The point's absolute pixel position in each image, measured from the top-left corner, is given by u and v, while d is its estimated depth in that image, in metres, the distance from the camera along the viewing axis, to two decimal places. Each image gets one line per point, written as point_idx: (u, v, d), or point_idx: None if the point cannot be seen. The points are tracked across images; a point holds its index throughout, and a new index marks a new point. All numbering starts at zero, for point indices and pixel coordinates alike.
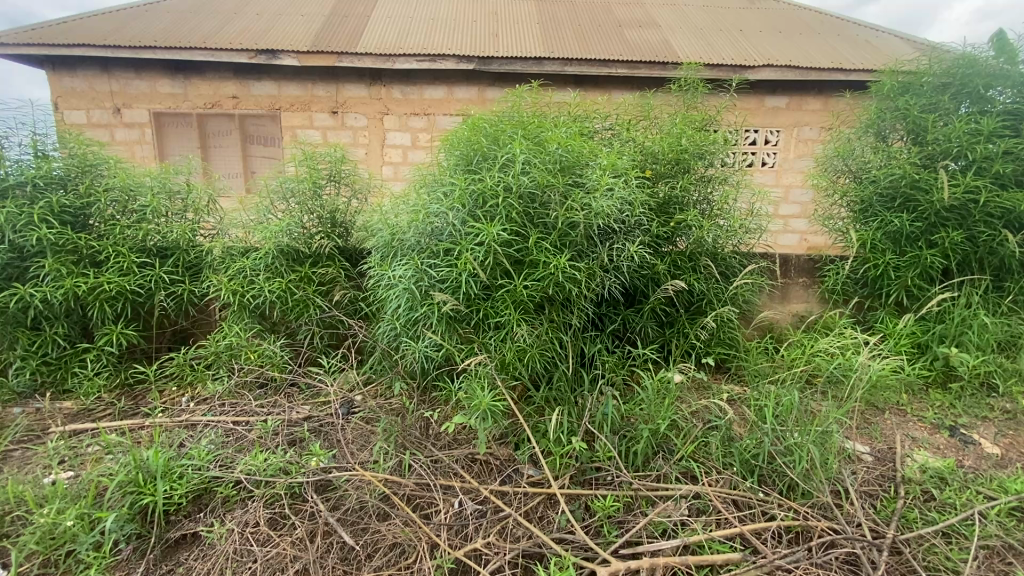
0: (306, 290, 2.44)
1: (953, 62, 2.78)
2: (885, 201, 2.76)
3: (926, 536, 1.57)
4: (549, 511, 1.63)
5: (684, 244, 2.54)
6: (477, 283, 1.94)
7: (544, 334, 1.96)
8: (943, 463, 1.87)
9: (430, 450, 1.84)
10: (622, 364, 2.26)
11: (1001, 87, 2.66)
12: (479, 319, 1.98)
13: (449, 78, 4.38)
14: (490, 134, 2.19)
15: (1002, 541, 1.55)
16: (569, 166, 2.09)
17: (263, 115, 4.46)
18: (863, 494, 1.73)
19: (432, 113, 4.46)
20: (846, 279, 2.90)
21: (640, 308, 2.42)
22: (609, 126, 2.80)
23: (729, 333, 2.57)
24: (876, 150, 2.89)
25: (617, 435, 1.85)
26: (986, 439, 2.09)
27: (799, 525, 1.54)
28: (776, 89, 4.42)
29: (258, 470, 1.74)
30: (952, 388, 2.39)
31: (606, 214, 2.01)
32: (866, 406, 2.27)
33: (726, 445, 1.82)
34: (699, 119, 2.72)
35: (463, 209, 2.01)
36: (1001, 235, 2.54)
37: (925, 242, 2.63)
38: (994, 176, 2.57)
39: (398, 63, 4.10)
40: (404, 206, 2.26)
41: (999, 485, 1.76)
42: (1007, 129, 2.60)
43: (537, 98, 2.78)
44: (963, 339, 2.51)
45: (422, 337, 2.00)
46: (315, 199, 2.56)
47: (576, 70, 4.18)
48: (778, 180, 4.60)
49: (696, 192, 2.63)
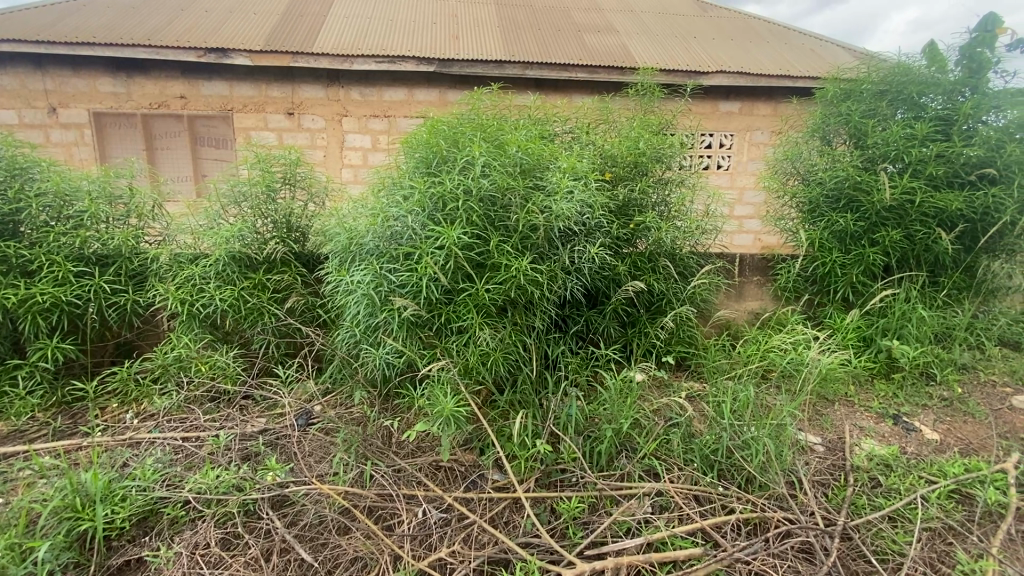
0: (260, 297, 2.35)
1: (889, 70, 2.95)
2: (831, 202, 2.91)
3: (873, 521, 1.64)
4: (515, 515, 1.62)
5: (644, 245, 2.58)
6: (439, 287, 1.90)
7: (508, 337, 1.94)
8: (887, 450, 1.97)
9: (392, 459, 1.80)
10: (585, 364, 2.29)
11: (933, 94, 2.83)
12: (441, 324, 1.94)
13: (409, 80, 4.33)
14: (449, 137, 2.15)
15: (943, 522, 1.65)
16: (529, 168, 2.10)
17: (214, 115, 4.28)
18: (816, 483, 1.80)
19: (392, 115, 4.39)
20: (797, 277, 3.02)
21: (603, 308, 2.45)
22: (569, 129, 2.81)
23: (687, 332, 2.64)
24: (822, 153, 3.04)
25: (581, 436, 1.87)
26: (926, 426, 2.22)
27: (757, 517, 1.58)
28: (729, 94, 4.57)
29: (209, 487, 1.66)
30: (896, 378, 2.52)
31: (567, 216, 2.02)
32: (817, 399, 2.35)
33: (687, 441, 1.87)
34: (656, 123, 2.78)
35: (423, 212, 1.96)
36: (936, 233, 2.69)
37: (868, 241, 2.78)
38: (928, 178, 2.72)
39: (356, 64, 4.02)
40: (362, 209, 2.21)
41: (939, 469, 1.87)
42: (939, 134, 2.77)
43: (497, 101, 2.77)
44: (904, 332, 2.65)
45: (383, 344, 1.95)
46: (269, 203, 2.47)
47: (536, 74, 4.22)
48: (732, 182, 4.76)
49: (655, 194, 2.68)
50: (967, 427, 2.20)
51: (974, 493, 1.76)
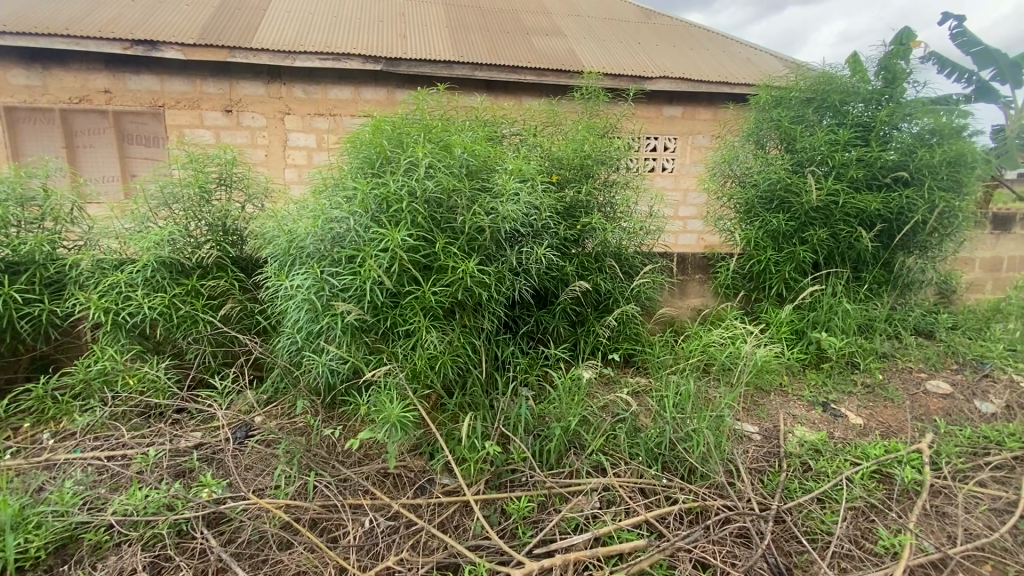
0: (193, 305, 2.22)
1: (815, 79, 3.15)
2: (765, 202, 3.07)
3: (804, 504, 1.75)
4: (465, 518, 1.61)
5: (591, 245, 2.63)
6: (383, 290, 1.85)
7: (456, 339, 1.92)
8: (817, 436, 2.10)
9: (337, 469, 1.75)
10: (535, 364, 2.32)
11: (853, 102, 3.05)
12: (387, 328, 1.90)
13: (355, 79, 4.23)
14: (393, 137, 2.11)
15: (865, 501, 1.77)
16: (475, 170, 2.08)
17: (143, 112, 4.02)
18: (753, 471, 1.89)
19: (338, 114, 4.27)
20: (735, 274, 3.17)
21: (552, 308, 2.48)
22: (517, 131, 2.82)
23: (634, 329, 2.72)
24: (757, 157, 3.21)
25: (531, 435, 1.88)
26: (851, 411, 2.38)
27: (698, 506, 1.65)
28: (672, 99, 4.74)
29: (136, 508, 1.55)
30: (825, 367, 2.69)
31: (513, 218, 2.02)
32: (755, 390, 2.48)
33: (633, 436, 1.92)
34: (601, 127, 2.85)
35: (367, 214, 1.91)
36: (857, 232, 2.90)
37: (799, 239, 2.95)
38: (850, 180, 2.92)
39: (299, 61, 3.88)
40: (303, 212, 2.13)
41: (863, 451, 2.01)
42: (859, 140, 2.98)
43: (443, 101, 2.74)
44: (830, 324, 2.84)
45: (326, 350, 1.89)
46: (202, 205, 2.34)
47: (485, 75, 4.22)
48: (676, 184, 4.93)
49: (601, 196, 2.74)
50: (887, 412, 2.38)
51: (893, 472, 1.90)
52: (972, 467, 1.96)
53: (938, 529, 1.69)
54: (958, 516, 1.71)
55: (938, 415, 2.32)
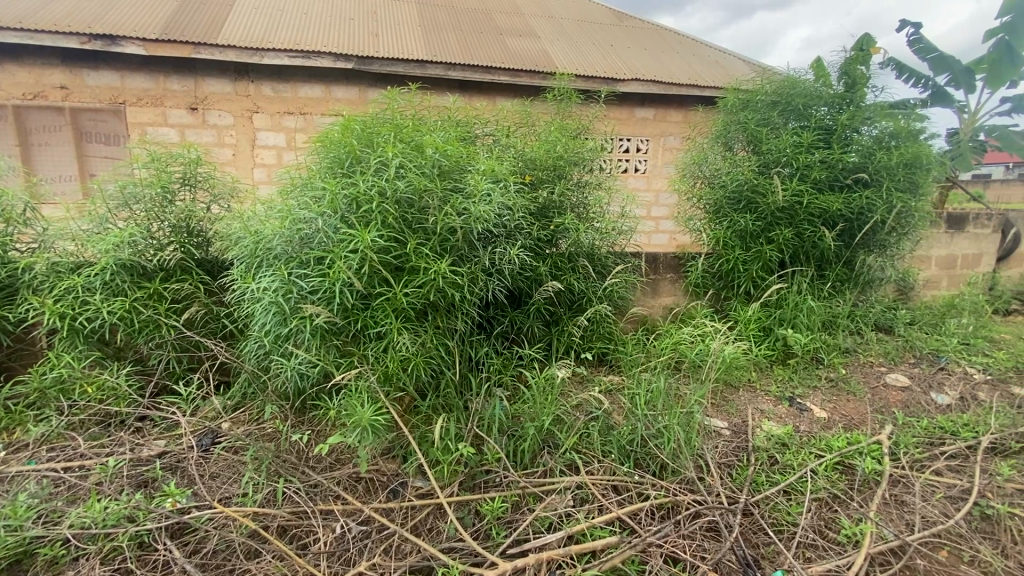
0: (156, 309, 2.15)
1: (780, 83, 3.23)
2: (733, 203, 3.14)
3: (771, 496, 1.80)
4: (438, 521, 1.61)
5: (564, 245, 2.65)
6: (353, 292, 1.82)
7: (428, 341, 1.91)
8: (783, 430, 2.16)
9: (308, 475, 1.72)
10: (509, 365, 2.32)
11: (816, 105, 3.14)
12: (358, 330, 1.88)
13: (326, 77, 4.16)
14: (363, 137, 2.09)
15: (829, 492, 1.84)
16: (447, 170, 2.07)
17: (103, 109, 3.87)
18: (722, 465, 1.93)
19: (308, 112, 4.20)
20: (705, 273, 3.24)
21: (526, 308, 2.49)
22: (490, 131, 2.81)
23: (607, 328, 2.76)
24: (725, 158, 3.29)
25: (505, 436, 1.89)
26: (816, 405, 2.46)
27: (669, 502, 1.68)
28: (644, 101, 4.81)
29: (95, 521, 1.49)
30: (791, 363, 2.77)
31: (486, 218, 2.01)
32: (724, 386, 2.54)
33: (605, 434, 1.94)
34: (573, 128, 2.87)
35: (336, 214, 1.89)
36: (820, 232, 2.99)
37: (766, 239, 3.03)
38: (813, 181, 3.02)
39: (267, 58, 3.80)
40: (270, 212, 2.09)
41: (827, 443, 2.08)
42: (821, 142, 3.08)
43: (415, 100, 2.72)
44: (796, 321, 2.93)
45: (295, 354, 1.85)
46: (165, 205, 2.26)
47: (459, 75, 4.21)
48: (648, 185, 5.01)
49: (573, 197, 2.76)
50: (849, 405, 2.46)
51: (855, 463, 1.97)
52: (929, 456, 2.04)
53: (897, 517, 1.76)
54: (916, 504, 1.78)
55: (897, 407, 2.41)
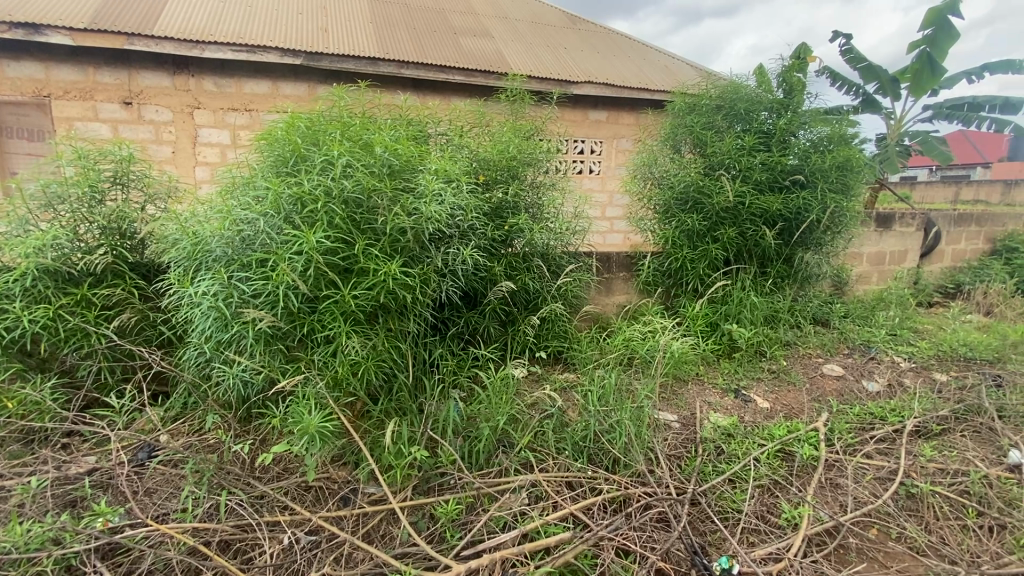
0: (84, 316, 2.01)
1: (724, 88, 3.37)
2: (681, 203, 3.25)
3: (717, 485, 1.87)
4: (392, 526, 1.58)
5: (519, 246, 2.66)
6: (298, 295, 1.76)
7: (379, 344, 1.87)
8: (729, 421, 2.25)
9: (253, 486, 1.66)
10: (464, 365, 2.32)
11: (758, 110, 3.29)
12: (305, 335, 1.82)
13: (272, 73, 4.02)
14: (309, 136, 2.03)
15: (770, 478, 1.93)
16: (397, 170, 2.03)
17: (25, 102, 3.59)
18: (671, 457, 2.00)
19: (254, 109, 4.04)
20: (656, 271, 3.34)
21: (482, 309, 2.50)
22: (443, 130, 2.78)
23: (561, 327, 2.80)
24: (674, 160, 3.40)
25: (459, 437, 1.88)
26: (759, 396, 2.58)
27: (621, 495, 1.72)
28: (597, 103, 4.90)
29: (15, 546, 1.37)
30: (736, 356, 2.90)
31: (438, 218, 1.99)
32: (674, 380, 2.62)
33: (559, 431, 1.97)
34: (526, 129, 2.89)
35: (279, 215, 1.83)
36: (762, 231, 3.14)
37: (712, 238, 3.16)
38: (755, 183, 3.17)
39: (208, 51, 3.62)
40: (209, 213, 1.99)
41: (769, 432, 2.18)
42: (762, 145, 3.23)
43: (365, 98, 2.66)
44: (740, 317, 3.06)
45: (238, 360, 1.78)
46: (93, 205, 2.12)
47: (411, 73, 4.16)
48: (602, 186, 5.11)
49: (527, 197, 2.78)
50: (789, 395, 2.59)
51: (794, 450, 2.08)
52: (861, 441, 2.18)
53: (832, 499, 1.87)
54: (848, 486, 1.90)
55: (832, 396, 2.56)
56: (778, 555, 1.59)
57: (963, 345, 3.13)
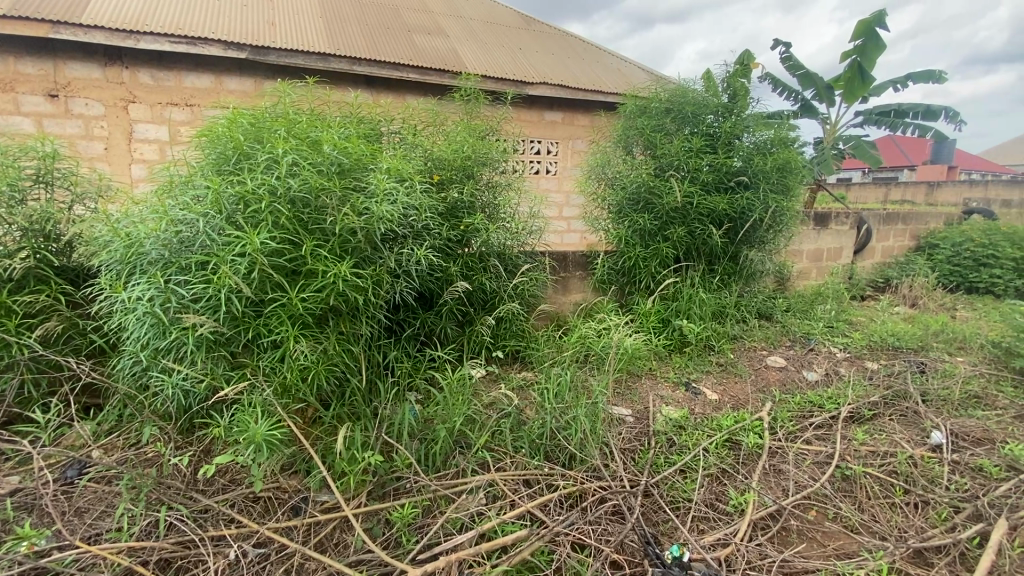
0: (3, 326, 1.87)
1: (673, 91, 3.48)
2: (633, 203, 3.35)
3: (669, 476, 1.93)
4: (346, 534, 1.55)
5: (475, 245, 2.66)
6: (242, 299, 1.69)
7: (330, 348, 1.82)
8: (680, 414, 2.33)
9: (197, 500, 1.58)
10: (420, 367, 2.29)
11: (705, 113, 3.42)
12: (251, 340, 1.75)
13: (215, 66, 3.84)
14: (253, 133, 1.95)
15: (718, 467, 2.01)
16: (347, 169, 1.99)
17: None
18: (625, 451, 2.05)
19: (196, 104, 3.84)
20: (610, 270, 3.41)
21: (438, 309, 2.48)
22: (396, 129, 2.73)
23: (519, 326, 2.82)
24: (626, 161, 3.48)
25: (415, 440, 1.86)
26: (708, 388, 2.68)
27: (576, 490, 1.75)
28: (552, 105, 4.96)
29: None
30: (687, 351, 3.00)
31: (390, 218, 1.95)
32: (628, 376, 2.69)
33: (516, 430, 1.98)
34: (480, 128, 2.88)
35: (221, 215, 1.75)
36: (709, 230, 3.27)
37: (662, 237, 3.26)
38: (703, 184, 3.29)
39: (143, 42, 3.42)
40: (144, 213, 1.88)
41: (717, 423, 2.27)
42: (709, 148, 3.35)
43: (313, 94, 2.58)
44: (690, 313, 3.18)
45: (178, 369, 1.69)
46: (12, 205, 1.96)
47: (363, 70, 4.07)
48: (559, 186, 5.18)
49: (483, 197, 2.78)
50: (736, 386, 2.71)
51: (740, 439, 2.18)
52: (801, 428, 2.31)
53: (775, 484, 1.96)
54: (790, 472, 2.01)
55: (775, 386, 2.70)
56: (726, 540, 1.65)
57: (892, 335, 3.35)
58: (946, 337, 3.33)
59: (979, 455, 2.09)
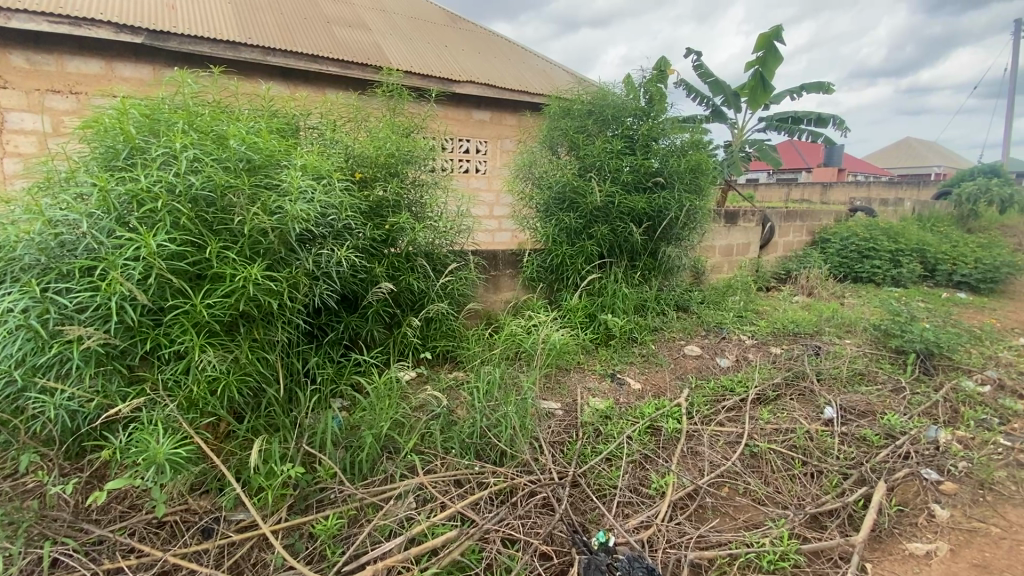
0: None
1: (595, 94, 3.59)
2: (559, 203, 3.44)
3: (595, 465, 2.00)
4: (264, 552, 1.47)
5: (401, 245, 2.60)
6: (137, 308, 1.55)
7: (242, 356, 1.71)
8: (606, 404, 2.42)
9: (89, 531, 1.43)
10: (344, 373, 2.22)
11: (624, 116, 3.56)
12: (149, 352, 1.61)
13: (105, 51, 3.47)
14: (149, 125, 1.79)
15: (641, 453, 2.11)
16: (257, 166, 1.87)
17: None
18: (554, 444, 2.10)
19: (82, 91, 3.45)
20: (540, 268, 3.48)
21: (362, 312, 2.41)
22: (314, 124, 2.61)
23: (449, 325, 2.80)
24: (551, 161, 3.56)
25: (340, 448, 1.79)
26: (632, 378, 2.81)
27: (507, 486, 1.76)
28: (479, 104, 4.96)
29: None
30: (612, 344, 3.13)
31: (306, 218, 1.86)
32: (558, 370, 2.76)
33: (446, 431, 1.97)
34: (404, 126, 2.82)
35: (110, 215, 1.59)
36: (631, 228, 3.43)
37: (587, 235, 3.38)
38: (624, 184, 3.44)
39: (15, 21, 3.03)
40: (17, 213, 1.67)
41: (640, 411, 2.39)
42: (628, 149, 3.51)
43: (221, 86, 2.40)
44: (615, 307, 3.31)
45: (61, 386, 1.52)
46: None
47: (278, 61, 3.85)
48: (489, 185, 5.20)
49: (409, 195, 2.72)
50: (657, 375, 2.86)
51: (660, 425, 2.30)
52: (715, 411, 2.48)
53: (692, 465, 2.10)
54: (705, 453, 2.15)
55: (692, 373, 2.88)
56: (648, 521, 1.74)
57: (792, 323, 3.69)
58: (837, 322, 3.70)
59: (863, 426, 2.36)
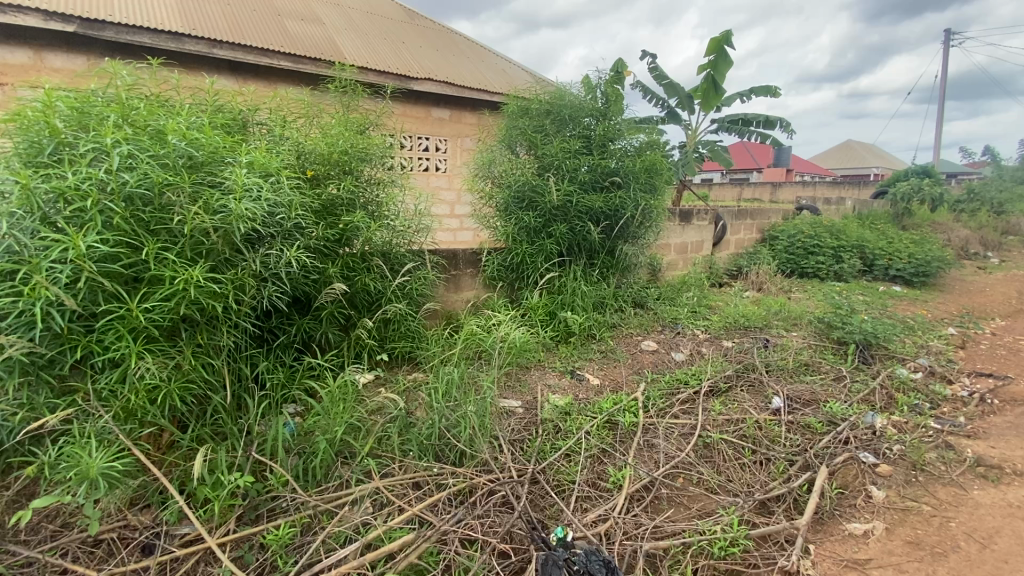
0: None
1: (553, 94, 3.63)
2: (518, 202, 3.45)
3: (554, 461, 2.02)
4: (211, 566, 1.41)
5: (356, 245, 2.55)
6: (65, 314, 1.45)
7: (184, 363, 1.63)
8: (565, 401, 2.45)
9: (16, 554, 1.34)
10: (297, 377, 2.16)
11: (581, 115, 3.61)
12: (80, 360, 1.51)
13: (31, 39, 3.23)
14: (78, 119, 1.68)
15: (599, 448, 2.15)
16: (199, 163, 1.79)
17: None
18: (514, 442, 2.11)
19: (6, 82, 3.20)
20: (500, 266, 3.48)
21: (315, 314, 2.35)
22: (263, 119, 2.51)
23: (407, 326, 2.77)
24: (510, 160, 3.57)
25: (292, 455, 1.75)
26: (592, 374, 2.85)
27: (466, 486, 1.76)
28: (438, 101, 4.91)
29: None
30: (572, 341, 3.16)
31: (251, 217, 1.79)
32: (518, 368, 2.77)
33: (403, 433, 1.95)
34: (358, 122, 2.76)
35: (35, 215, 1.48)
36: (589, 227, 3.48)
37: (546, 234, 3.41)
38: (582, 183, 3.48)
39: None
40: None
41: (598, 407, 2.43)
42: (585, 148, 3.56)
43: (160, 79, 2.28)
44: (574, 304, 3.36)
45: None
46: None
47: (225, 54, 3.70)
48: (450, 183, 5.16)
49: (364, 193, 2.66)
50: (615, 370, 2.92)
51: (618, 419, 2.35)
52: (670, 404, 2.55)
53: (649, 457, 2.15)
54: (661, 445, 2.21)
55: (649, 368, 2.95)
56: (606, 515, 1.77)
57: (743, 317, 3.84)
58: (784, 316, 3.88)
59: (807, 414, 2.48)
